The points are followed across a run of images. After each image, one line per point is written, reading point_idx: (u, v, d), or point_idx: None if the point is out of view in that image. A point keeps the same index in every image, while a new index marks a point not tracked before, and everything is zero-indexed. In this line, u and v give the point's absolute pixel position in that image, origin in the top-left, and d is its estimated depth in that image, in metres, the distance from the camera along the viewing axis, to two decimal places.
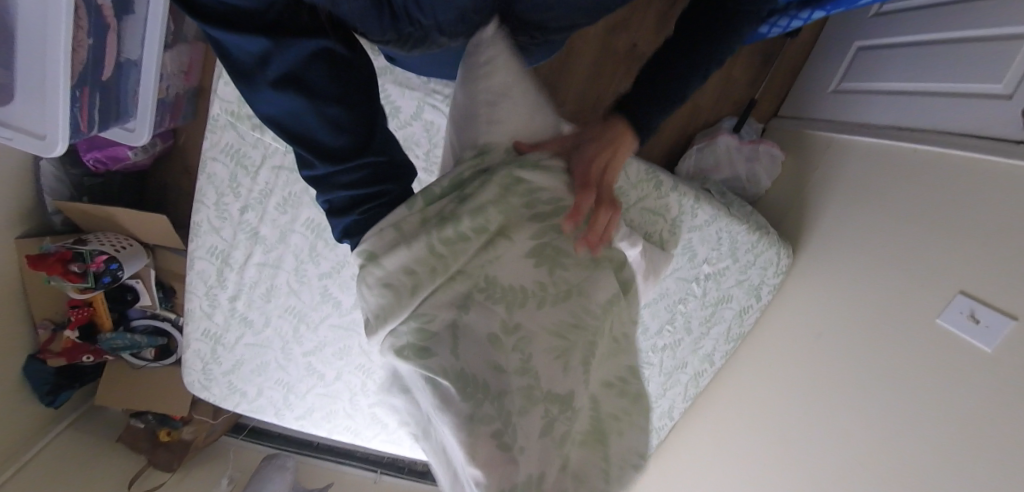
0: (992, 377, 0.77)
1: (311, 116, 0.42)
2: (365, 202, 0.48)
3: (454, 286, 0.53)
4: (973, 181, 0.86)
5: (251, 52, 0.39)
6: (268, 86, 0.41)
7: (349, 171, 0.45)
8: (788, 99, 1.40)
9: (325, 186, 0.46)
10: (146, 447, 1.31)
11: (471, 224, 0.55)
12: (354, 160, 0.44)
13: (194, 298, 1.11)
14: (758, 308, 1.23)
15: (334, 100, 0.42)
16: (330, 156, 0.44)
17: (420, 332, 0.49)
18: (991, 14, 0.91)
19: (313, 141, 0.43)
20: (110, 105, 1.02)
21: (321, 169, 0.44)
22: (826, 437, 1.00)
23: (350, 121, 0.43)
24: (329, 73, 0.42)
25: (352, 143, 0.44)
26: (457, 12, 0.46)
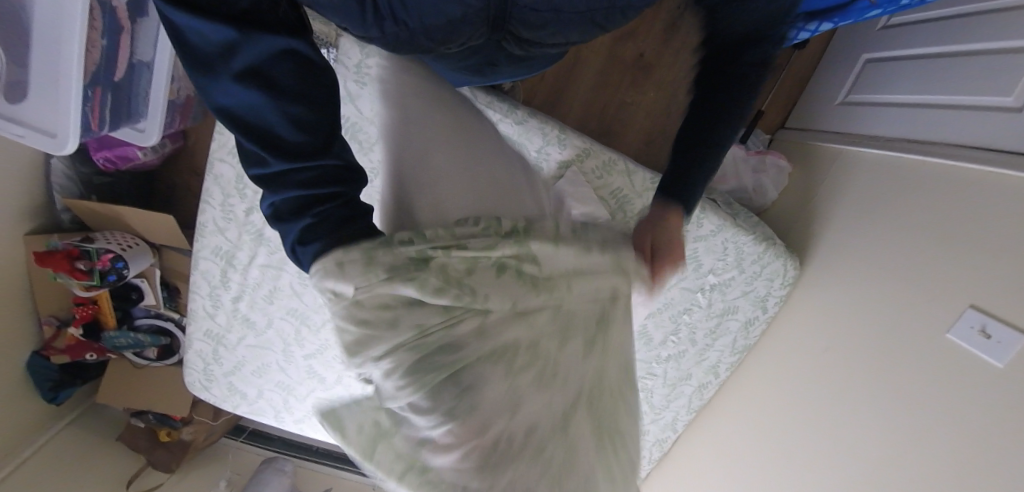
0: (1003, 393, 0.75)
1: (270, 111, 0.43)
2: (317, 204, 0.45)
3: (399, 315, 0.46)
4: (980, 194, 0.86)
5: (216, 42, 0.41)
6: (229, 76, 0.42)
7: (303, 169, 0.44)
8: (796, 110, 1.40)
9: (281, 184, 0.44)
10: (146, 447, 1.30)
11: (415, 253, 0.48)
12: (311, 159, 0.44)
13: (198, 298, 1.13)
14: (765, 320, 1.22)
15: (296, 97, 0.44)
16: (285, 151, 0.44)
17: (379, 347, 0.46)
18: (1003, 27, 0.90)
19: (269, 132, 0.43)
20: (122, 105, 1.03)
21: (274, 164, 0.44)
22: (832, 452, 0.98)
23: (312, 120, 0.45)
24: (293, 72, 0.44)
25: (312, 140, 0.44)
26: (444, 19, 0.47)
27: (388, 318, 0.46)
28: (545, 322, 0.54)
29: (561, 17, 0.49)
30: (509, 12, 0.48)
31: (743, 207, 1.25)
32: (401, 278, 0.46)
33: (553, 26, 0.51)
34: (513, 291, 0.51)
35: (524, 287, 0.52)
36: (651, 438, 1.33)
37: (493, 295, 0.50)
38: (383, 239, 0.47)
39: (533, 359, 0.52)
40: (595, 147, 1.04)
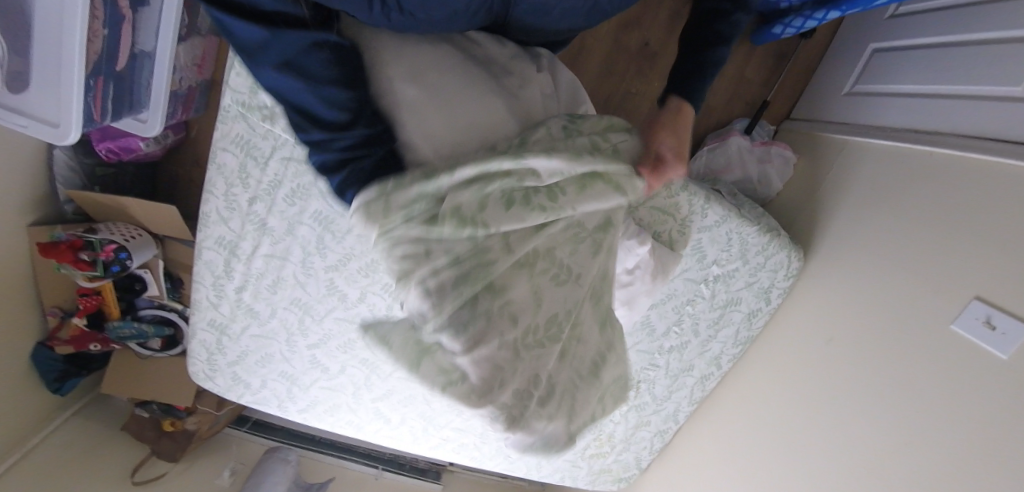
0: (1009, 386, 0.75)
1: (306, 95, 0.47)
2: (351, 163, 0.52)
3: (426, 242, 0.52)
4: (988, 185, 0.85)
5: (252, 38, 0.45)
6: (266, 68, 0.46)
7: (339, 141, 0.50)
8: (802, 101, 1.39)
9: (321, 151, 0.51)
10: (151, 437, 1.31)
11: (421, 184, 0.52)
12: (344, 132, 0.50)
13: (202, 288, 1.13)
14: (768, 312, 1.21)
15: (327, 81, 0.47)
16: (323, 126, 0.49)
17: (411, 265, 0.52)
18: (1014, 15, 0.89)
19: (307, 111, 0.49)
20: (124, 95, 1.03)
21: (313, 136, 0.50)
22: (836, 445, 0.98)
23: (342, 99, 0.49)
24: (324, 60, 0.47)
25: (344, 116, 0.49)
26: (450, 12, 0.48)
27: (417, 252, 0.52)
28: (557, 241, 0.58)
29: (562, 3, 0.48)
30: (511, 2, 0.49)
31: (748, 198, 1.24)
32: (417, 206, 0.52)
33: (555, 10, 0.50)
34: (521, 217, 0.53)
35: (532, 211, 0.54)
36: (653, 430, 1.33)
37: (504, 221, 0.53)
38: (392, 180, 0.52)
39: (548, 272, 0.57)
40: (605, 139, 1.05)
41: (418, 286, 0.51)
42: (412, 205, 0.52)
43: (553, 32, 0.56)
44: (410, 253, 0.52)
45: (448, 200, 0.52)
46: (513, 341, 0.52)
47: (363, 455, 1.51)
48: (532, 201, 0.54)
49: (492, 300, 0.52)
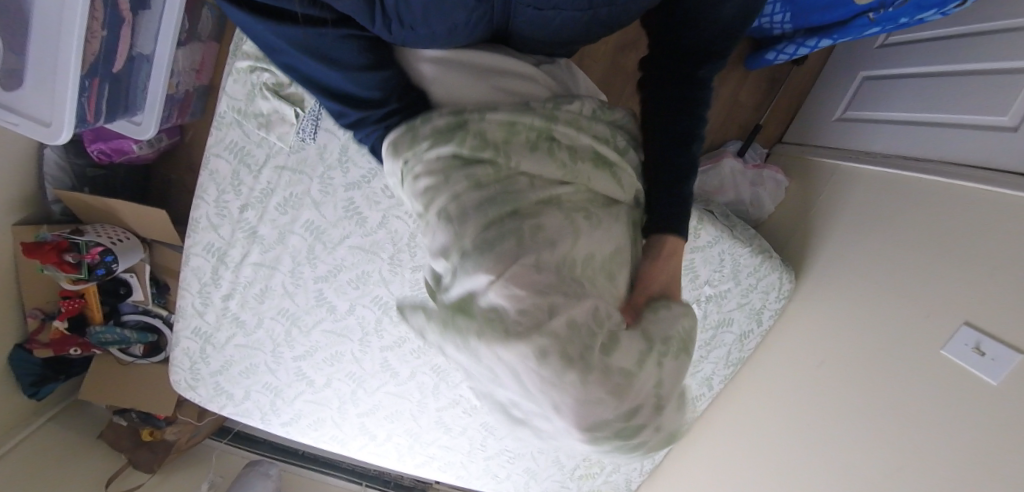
0: (998, 411, 0.75)
1: (334, 78, 0.48)
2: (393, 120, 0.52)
3: (457, 170, 0.50)
4: (977, 212, 0.86)
5: (270, 33, 0.45)
6: (292, 55, 0.47)
7: (377, 112, 0.51)
8: (794, 125, 1.41)
9: (362, 126, 0.52)
10: (128, 447, 1.28)
11: (455, 120, 0.52)
12: (380, 108, 0.51)
13: (187, 295, 1.11)
14: (759, 333, 1.22)
15: (353, 64, 0.47)
16: (358, 104, 0.50)
17: (440, 186, 0.49)
18: (1001, 48, 0.91)
19: (341, 92, 0.50)
20: (119, 97, 1.02)
21: (352, 116, 0.51)
22: (827, 469, 0.97)
23: (374, 80, 0.49)
24: (351, 48, 0.46)
25: (378, 94, 0.50)
26: (451, 25, 0.49)
27: (441, 178, 0.50)
28: (585, 203, 0.52)
29: (562, 14, 0.49)
30: (512, 17, 0.50)
31: (740, 219, 1.26)
32: (450, 138, 0.51)
33: (554, 21, 0.50)
34: (543, 162, 0.52)
35: (557, 161, 0.53)
36: None
37: (529, 154, 0.52)
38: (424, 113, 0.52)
39: (585, 211, 0.51)
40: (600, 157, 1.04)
41: (441, 202, 0.49)
42: (444, 139, 0.51)
43: (554, 44, 0.56)
44: (435, 172, 0.50)
45: (477, 132, 0.52)
46: (541, 262, 0.45)
47: (347, 470, 1.47)
48: (564, 136, 0.55)
49: (521, 221, 0.47)
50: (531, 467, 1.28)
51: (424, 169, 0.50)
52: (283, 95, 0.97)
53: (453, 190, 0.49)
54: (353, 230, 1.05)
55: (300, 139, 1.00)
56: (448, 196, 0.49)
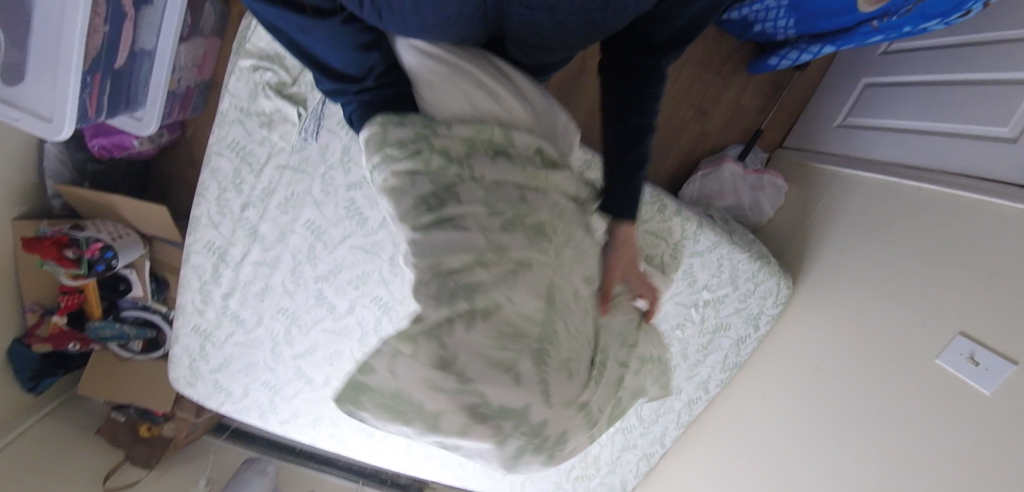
0: (991, 420, 0.75)
1: (326, 53, 0.49)
2: (364, 94, 0.54)
3: (421, 175, 0.54)
4: (976, 221, 0.86)
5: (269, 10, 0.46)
6: (293, 31, 0.48)
7: (356, 87, 0.53)
8: (794, 132, 1.41)
9: (339, 94, 0.54)
10: (125, 442, 1.28)
11: (422, 130, 0.54)
12: (358, 83, 0.53)
13: (187, 292, 1.12)
14: (756, 338, 1.22)
15: (346, 47, 0.49)
16: (339, 78, 0.52)
17: (406, 188, 0.53)
18: (1002, 59, 0.92)
19: (326, 64, 0.51)
20: (120, 91, 1.02)
21: (329, 85, 0.53)
22: (820, 473, 0.98)
23: (362, 60, 0.51)
24: (351, 39, 0.48)
25: (358, 71, 0.52)
26: (445, 15, 0.48)
27: (405, 181, 0.54)
28: (538, 201, 0.58)
29: (565, 18, 0.49)
30: (512, 16, 0.49)
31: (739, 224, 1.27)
32: (415, 147, 0.53)
33: (554, 24, 0.50)
34: (503, 168, 0.57)
35: (518, 166, 0.58)
36: (639, 452, 1.31)
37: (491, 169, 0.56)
38: (397, 118, 0.53)
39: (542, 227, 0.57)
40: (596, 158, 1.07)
41: (408, 201, 0.53)
42: (409, 149, 0.53)
43: (549, 48, 0.57)
44: (400, 173, 0.54)
45: (440, 148, 0.54)
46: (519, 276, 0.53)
47: (344, 468, 1.48)
48: (522, 152, 0.60)
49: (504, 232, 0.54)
50: None
51: (392, 172, 0.54)
52: (285, 95, 1.01)
53: (421, 195, 0.53)
54: (354, 231, 1.05)
55: (302, 139, 1.01)
56: (416, 199, 0.53)
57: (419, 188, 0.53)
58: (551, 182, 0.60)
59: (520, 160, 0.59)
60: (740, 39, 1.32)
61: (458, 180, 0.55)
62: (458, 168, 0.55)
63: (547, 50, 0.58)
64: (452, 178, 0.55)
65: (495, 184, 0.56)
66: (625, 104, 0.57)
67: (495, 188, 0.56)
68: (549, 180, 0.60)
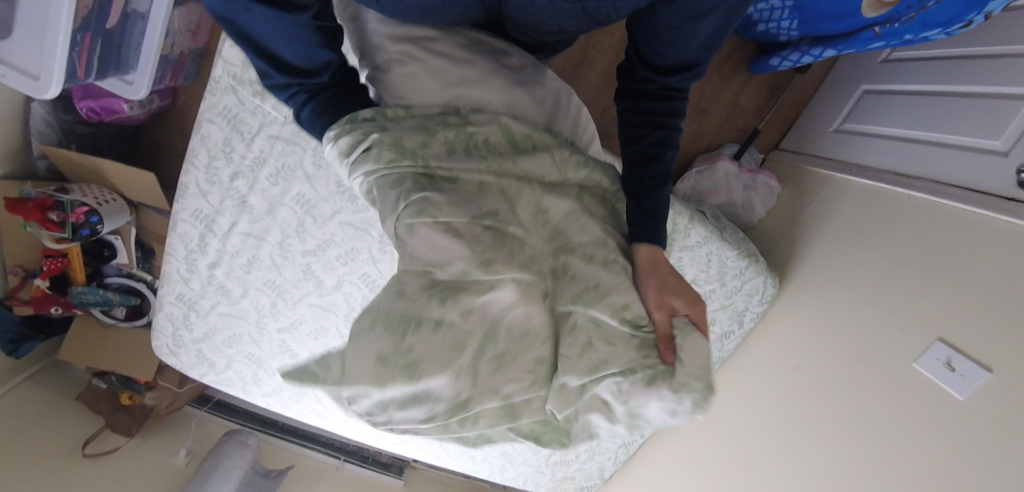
0: (963, 424, 0.78)
1: (282, 47, 0.48)
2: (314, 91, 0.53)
3: (382, 153, 0.54)
4: (962, 231, 0.88)
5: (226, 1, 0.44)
6: (247, 20, 0.46)
7: (306, 84, 0.52)
8: (791, 134, 1.42)
9: (285, 88, 0.52)
10: (106, 410, 1.25)
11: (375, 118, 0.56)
12: (311, 79, 0.52)
13: (173, 260, 1.11)
14: (739, 335, 1.24)
15: (307, 44, 0.48)
16: (292, 72, 0.51)
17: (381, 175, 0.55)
18: (1001, 72, 0.93)
19: (278, 56, 0.50)
20: (111, 53, 0.99)
21: (278, 78, 0.51)
22: (794, 470, 1.01)
23: (316, 57, 0.50)
24: (312, 36, 0.48)
25: (311, 65, 0.51)
26: None
27: (377, 168, 0.55)
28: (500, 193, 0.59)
29: (557, 5, 0.49)
30: None
31: (730, 222, 1.28)
32: (365, 132, 0.54)
33: (551, 8, 0.50)
34: (464, 161, 0.59)
35: (475, 157, 0.60)
36: (618, 441, 1.32)
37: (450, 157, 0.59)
38: (351, 117, 0.53)
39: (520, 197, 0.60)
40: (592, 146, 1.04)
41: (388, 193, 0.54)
42: (361, 130, 0.54)
43: (545, 31, 0.56)
44: (365, 162, 0.54)
45: (389, 139, 0.55)
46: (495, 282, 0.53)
47: (326, 444, 1.48)
48: (475, 142, 0.63)
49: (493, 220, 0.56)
50: (508, 451, 1.30)
51: (360, 160, 0.54)
52: None
53: (399, 178, 0.55)
54: (345, 207, 1.03)
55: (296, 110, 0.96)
56: (399, 181, 0.54)
57: (392, 178, 0.55)
58: (516, 168, 0.61)
59: (476, 140, 0.63)
60: (743, 36, 1.32)
61: (426, 169, 0.56)
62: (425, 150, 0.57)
63: (543, 32, 0.57)
64: (419, 165, 0.56)
65: (462, 172, 0.58)
66: (628, 100, 0.58)
67: (463, 174, 0.58)
68: (515, 166, 0.61)
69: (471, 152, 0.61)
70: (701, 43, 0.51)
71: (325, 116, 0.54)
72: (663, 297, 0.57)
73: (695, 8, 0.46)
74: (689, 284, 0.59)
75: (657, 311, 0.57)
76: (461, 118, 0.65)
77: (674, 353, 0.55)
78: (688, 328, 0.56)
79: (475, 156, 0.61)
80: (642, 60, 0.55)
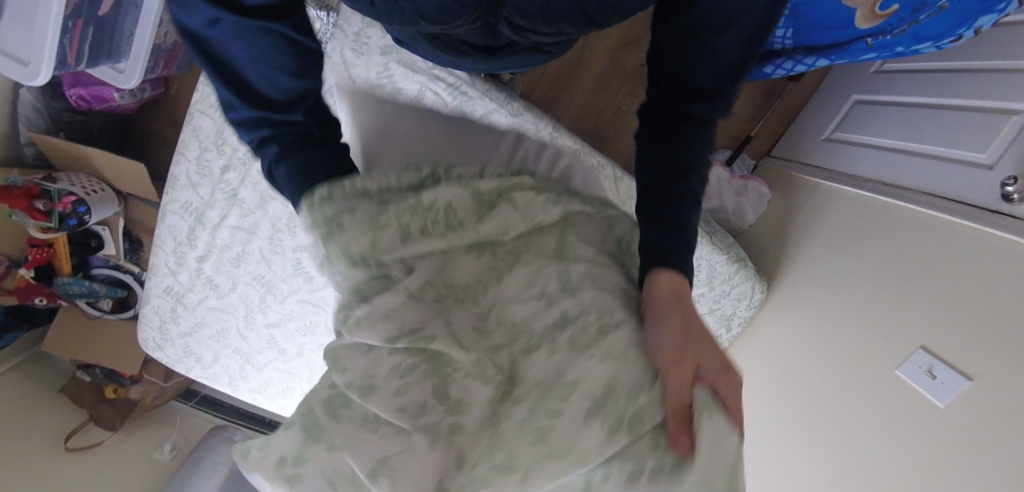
0: (943, 430, 0.79)
1: (254, 74, 0.48)
2: (282, 128, 0.51)
3: (344, 244, 0.54)
4: (946, 241, 0.89)
5: (203, 21, 0.45)
6: (222, 44, 0.46)
7: (277, 119, 0.50)
8: (783, 141, 1.44)
9: (251, 126, 0.50)
10: (89, 402, 1.24)
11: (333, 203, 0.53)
12: (280, 115, 0.50)
13: (160, 253, 1.10)
14: (727, 338, 1.26)
15: (281, 70, 0.48)
16: (259, 103, 0.49)
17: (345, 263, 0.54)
18: (990, 87, 0.94)
19: (246, 85, 0.49)
20: (104, 41, 0.98)
21: (243, 110, 0.49)
22: (777, 474, 1.03)
23: (287, 85, 0.49)
24: (286, 63, 0.48)
25: (281, 97, 0.50)
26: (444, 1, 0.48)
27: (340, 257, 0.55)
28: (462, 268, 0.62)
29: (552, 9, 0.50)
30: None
31: (721, 228, 1.27)
32: (322, 214, 0.53)
33: (547, 12, 0.50)
34: (426, 244, 0.60)
35: (438, 237, 0.61)
36: None
37: (413, 239, 0.59)
38: (309, 202, 0.52)
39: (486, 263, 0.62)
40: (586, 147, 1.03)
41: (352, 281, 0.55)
42: (320, 214, 0.53)
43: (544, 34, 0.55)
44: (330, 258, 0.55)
45: (342, 229, 0.54)
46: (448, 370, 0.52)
47: None
48: (444, 213, 0.62)
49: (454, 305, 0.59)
50: None
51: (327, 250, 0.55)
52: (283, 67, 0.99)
53: (359, 269, 0.55)
54: None
55: None
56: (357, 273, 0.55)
57: (353, 280, 0.55)
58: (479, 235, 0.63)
59: (441, 210, 0.62)
60: None
61: (386, 267, 0.56)
62: (387, 233, 0.57)
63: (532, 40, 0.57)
64: (379, 260, 0.56)
65: (420, 258, 0.59)
66: (652, 114, 0.53)
67: (424, 258, 0.59)
68: (478, 232, 0.63)
69: (434, 225, 0.61)
70: (724, 64, 0.47)
71: (292, 153, 0.51)
72: (688, 351, 0.46)
73: (712, 18, 0.43)
74: (725, 354, 0.47)
75: (677, 369, 0.45)
76: (430, 175, 0.67)
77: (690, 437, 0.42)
78: (708, 402, 0.43)
79: (438, 235, 0.61)
80: (655, 83, 0.52)
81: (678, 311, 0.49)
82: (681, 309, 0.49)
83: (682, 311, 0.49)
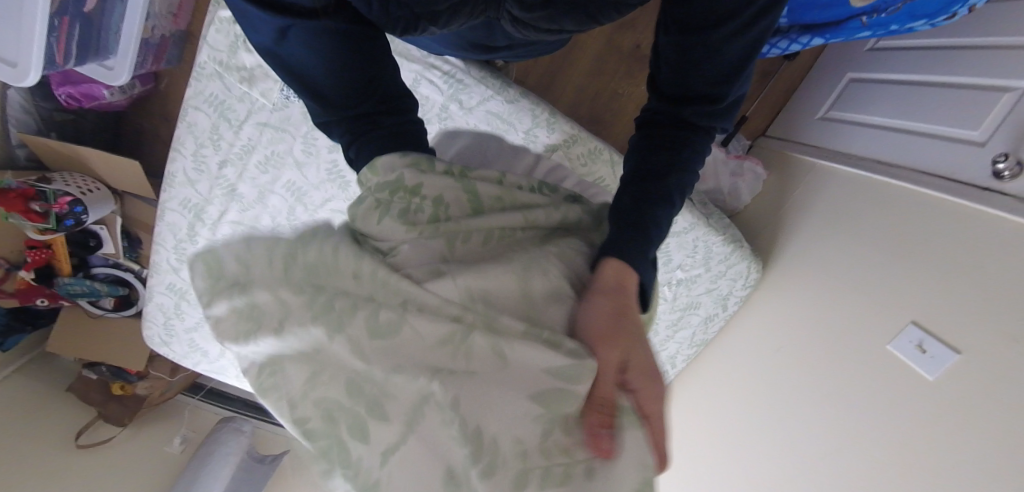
0: (933, 402, 0.82)
1: (317, 73, 0.50)
2: (349, 122, 0.53)
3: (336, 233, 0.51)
4: (937, 219, 0.91)
5: (270, 31, 0.48)
6: (289, 51, 0.49)
7: (343, 115, 0.53)
8: (778, 120, 1.44)
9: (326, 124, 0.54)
10: (98, 400, 1.26)
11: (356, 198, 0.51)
12: (345, 108, 0.53)
13: (162, 250, 1.10)
14: (723, 317, 1.28)
15: (338, 66, 0.50)
16: (325, 100, 0.52)
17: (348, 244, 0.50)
18: (981, 63, 0.95)
19: (314, 86, 0.52)
20: (90, 38, 0.96)
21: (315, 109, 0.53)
22: (774, 448, 1.06)
23: (338, 77, 0.51)
24: (337, 53, 0.49)
25: (338, 93, 0.52)
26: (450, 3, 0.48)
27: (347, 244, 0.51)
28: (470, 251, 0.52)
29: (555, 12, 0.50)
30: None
31: (718, 209, 1.28)
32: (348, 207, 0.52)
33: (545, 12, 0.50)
34: (393, 227, 0.50)
35: (410, 224, 0.50)
36: None
37: (390, 228, 0.50)
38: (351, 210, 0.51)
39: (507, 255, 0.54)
40: (582, 133, 1.02)
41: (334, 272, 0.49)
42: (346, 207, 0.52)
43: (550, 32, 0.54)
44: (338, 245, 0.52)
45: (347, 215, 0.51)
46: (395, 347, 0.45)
47: None
48: (435, 200, 0.53)
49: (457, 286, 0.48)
50: None
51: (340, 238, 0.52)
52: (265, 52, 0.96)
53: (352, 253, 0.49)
54: (335, 195, 1.03)
55: (284, 97, 0.98)
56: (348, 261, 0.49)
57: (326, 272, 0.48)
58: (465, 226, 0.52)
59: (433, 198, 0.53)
60: None
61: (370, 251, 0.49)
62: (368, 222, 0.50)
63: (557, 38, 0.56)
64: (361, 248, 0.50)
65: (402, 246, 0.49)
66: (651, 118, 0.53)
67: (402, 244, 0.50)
68: (469, 225, 0.53)
69: (425, 210, 0.52)
70: (723, 69, 0.47)
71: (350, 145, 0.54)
72: (617, 337, 0.46)
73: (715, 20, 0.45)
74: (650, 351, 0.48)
75: (609, 358, 0.45)
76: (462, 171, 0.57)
77: (612, 438, 0.43)
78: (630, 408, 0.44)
79: (426, 221, 0.52)
80: (654, 91, 0.53)
81: (620, 300, 0.48)
82: (622, 296, 0.48)
83: (623, 300, 0.48)
